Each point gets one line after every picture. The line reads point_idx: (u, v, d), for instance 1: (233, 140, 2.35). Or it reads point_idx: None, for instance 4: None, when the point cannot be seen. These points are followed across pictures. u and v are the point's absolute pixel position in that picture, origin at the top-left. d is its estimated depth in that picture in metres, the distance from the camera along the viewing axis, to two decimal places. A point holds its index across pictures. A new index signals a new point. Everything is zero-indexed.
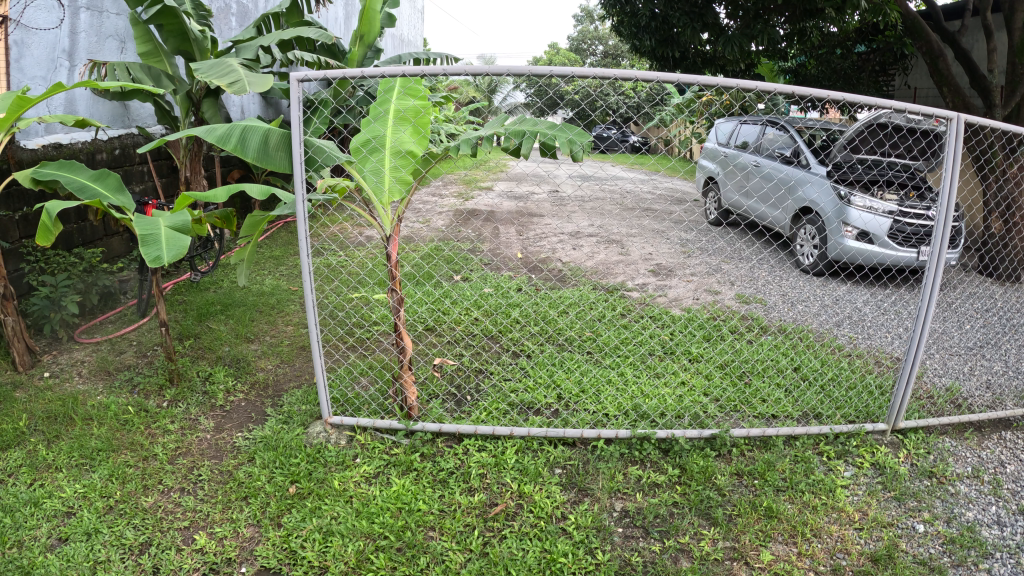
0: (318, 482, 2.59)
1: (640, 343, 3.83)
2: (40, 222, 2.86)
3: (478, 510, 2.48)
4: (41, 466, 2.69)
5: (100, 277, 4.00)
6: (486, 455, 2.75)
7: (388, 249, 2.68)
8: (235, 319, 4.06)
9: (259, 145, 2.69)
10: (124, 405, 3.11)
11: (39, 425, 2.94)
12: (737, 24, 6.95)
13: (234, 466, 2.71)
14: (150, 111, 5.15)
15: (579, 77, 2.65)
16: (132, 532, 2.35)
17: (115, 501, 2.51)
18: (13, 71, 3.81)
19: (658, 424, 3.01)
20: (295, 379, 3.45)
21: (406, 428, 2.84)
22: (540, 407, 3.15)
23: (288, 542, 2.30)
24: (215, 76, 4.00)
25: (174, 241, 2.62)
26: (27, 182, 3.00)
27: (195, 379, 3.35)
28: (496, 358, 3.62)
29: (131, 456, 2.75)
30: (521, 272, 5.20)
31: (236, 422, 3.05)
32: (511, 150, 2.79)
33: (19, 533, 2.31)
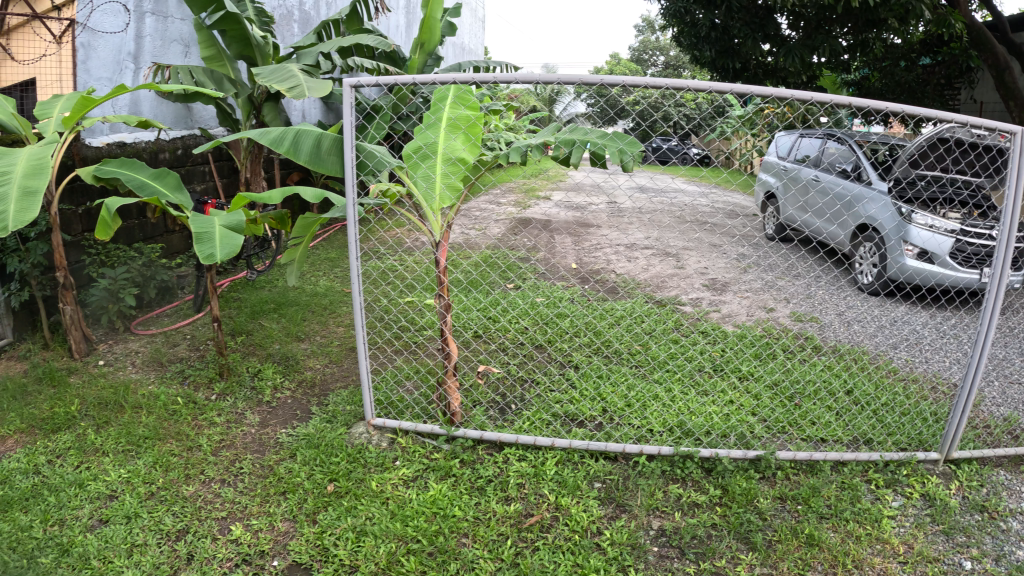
0: (356, 482, 2.58)
1: (689, 359, 3.76)
2: (99, 218, 2.86)
3: (513, 520, 2.44)
4: (90, 449, 2.76)
5: (159, 272, 4.01)
6: (526, 465, 2.71)
7: (437, 255, 2.65)
8: (287, 318, 4.10)
9: (311, 148, 2.69)
10: (174, 396, 3.16)
11: (90, 410, 3.01)
12: (798, 35, 6.85)
13: (276, 461, 2.72)
14: (213, 113, 5.26)
15: (636, 86, 2.64)
16: (171, 518, 2.40)
17: (158, 487, 2.55)
18: (80, 73, 4.11)
19: (702, 442, 2.93)
20: (342, 379, 3.44)
21: (447, 433, 2.82)
22: (583, 419, 3.09)
23: (321, 539, 2.31)
24: (275, 81, 4.03)
25: (228, 239, 2.63)
26: (89, 178, 3.05)
27: (244, 374, 3.38)
28: (543, 367, 3.59)
29: (177, 446, 2.79)
30: (573, 282, 5.16)
31: (281, 419, 3.06)
32: (562, 159, 2.74)
33: (63, 513, 2.40)
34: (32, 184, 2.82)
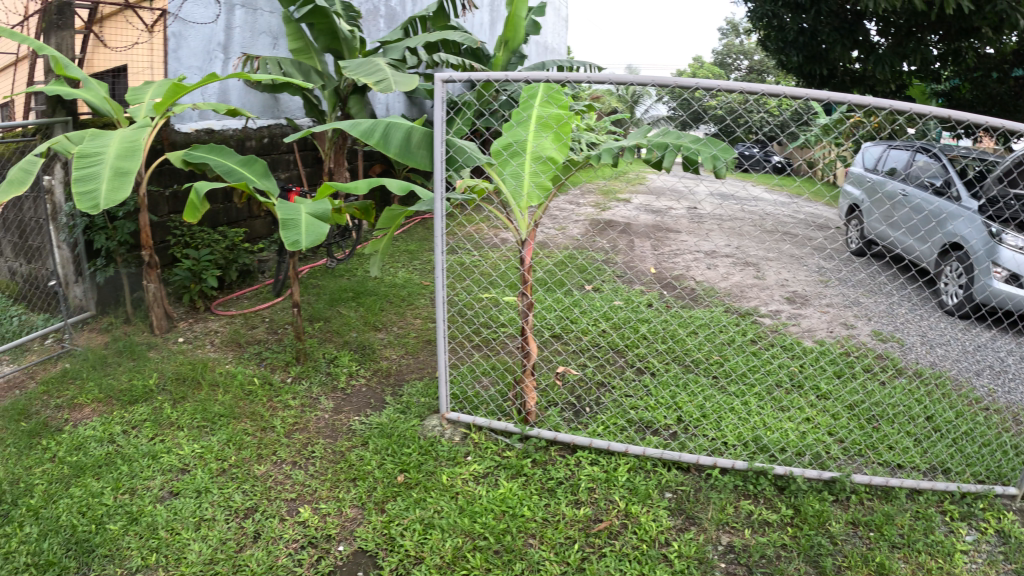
0: (427, 474, 2.57)
1: (768, 373, 3.66)
2: (188, 200, 2.94)
3: (581, 524, 2.39)
4: (165, 423, 2.86)
5: (241, 256, 4.09)
6: (597, 469, 2.67)
7: (522, 253, 2.69)
8: (365, 307, 4.12)
9: (401, 141, 2.68)
10: (250, 377, 3.22)
11: (168, 385, 3.12)
12: (888, 42, 6.59)
13: (347, 448, 2.73)
14: (299, 104, 5.31)
15: (729, 91, 2.65)
16: (240, 496, 2.45)
17: (229, 464, 2.62)
18: (171, 62, 4.21)
19: (776, 459, 2.85)
20: (418, 370, 3.42)
21: (521, 432, 2.79)
22: (658, 427, 3.03)
23: (388, 529, 2.30)
24: (362, 74, 4.05)
25: (313, 227, 2.64)
26: (179, 163, 3.11)
27: (320, 360, 3.41)
28: (620, 372, 3.54)
29: (251, 426, 2.85)
30: (651, 287, 5.09)
31: (355, 406, 3.07)
32: (653, 162, 2.68)
33: (135, 482, 2.51)
34: (124, 165, 2.88)
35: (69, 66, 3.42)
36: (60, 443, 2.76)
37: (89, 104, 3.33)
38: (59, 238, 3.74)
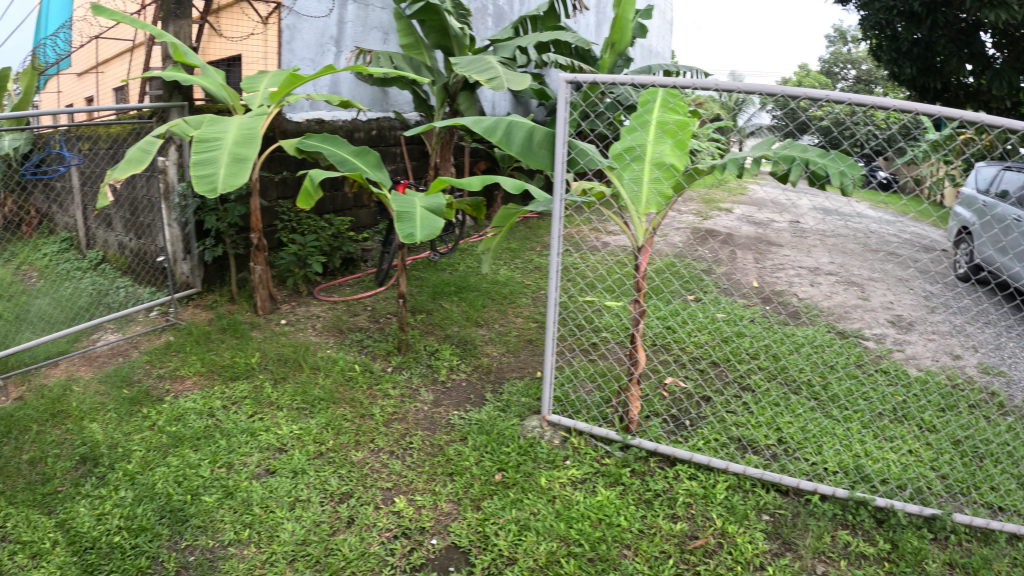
0: (525, 475, 2.60)
1: (871, 400, 3.55)
2: (303, 187, 3.01)
3: (677, 539, 2.36)
4: (265, 402, 3.03)
5: (345, 243, 4.34)
6: (696, 484, 2.62)
7: (638, 260, 2.72)
8: (468, 303, 4.18)
9: (523, 140, 2.72)
10: (352, 363, 3.38)
11: (269, 365, 3.34)
12: (1004, 55, 6.88)
13: (445, 442, 2.80)
14: (408, 98, 5.51)
15: (828, 98, 2.60)
16: (336, 480, 2.54)
17: (326, 448, 2.72)
18: (284, 53, 4.67)
19: (878, 490, 2.74)
20: (518, 370, 3.47)
21: (622, 441, 2.78)
22: (760, 447, 2.98)
23: (483, 527, 2.32)
24: (474, 72, 4.13)
25: (428, 220, 2.67)
26: (293, 152, 3.21)
27: (422, 352, 3.53)
28: (725, 387, 3.52)
29: (350, 412, 2.97)
30: (754, 301, 5.04)
31: (455, 400, 3.15)
32: (779, 175, 2.70)
33: (233, 457, 2.65)
34: (242, 152, 3.00)
35: (187, 53, 3.58)
36: (158, 412, 2.97)
37: (205, 90, 3.46)
38: (170, 218, 4.16)
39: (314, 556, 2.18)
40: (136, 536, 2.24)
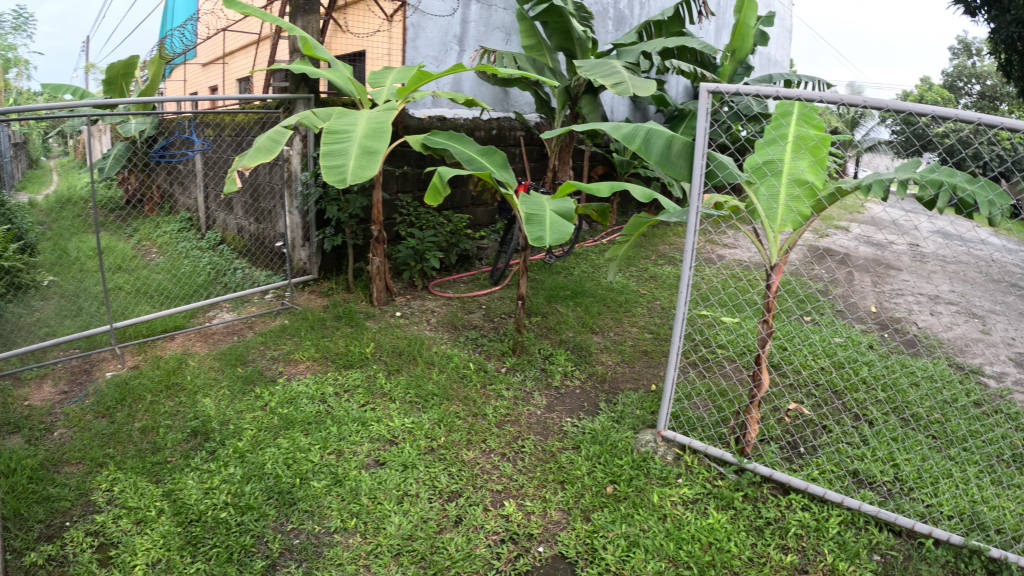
0: (636, 490, 3.64)
1: (993, 444, 4.03)
2: (433, 184, 4.69)
3: (788, 570, 3.06)
4: (375, 394, 4.77)
5: (460, 240, 7.25)
6: (810, 518, 3.36)
7: (771, 278, 3.67)
8: (584, 310, 6.48)
9: (662, 149, 3.99)
10: (468, 365, 5.24)
11: (382, 356, 5.32)
12: None
13: (557, 450, 4.12)
14: (528, 101, 8.50)
15: (963, 118, 2.86)
16: (445, 477, 3.80)
17: (436, 444, 4.14)
18: (409, 47, 7.12)
19: (996, 541, 3.18)
20: (632, 380, 5.27)
21: (739, 463, 3.75)
22: (879, 484, 3.66)
23: (591, 539, 3.26)
24: (605, 76, 5.74)
25: (556, 225, 4.15)
26: (418, 145, 5.02)
27: (534, 356, 5.47)
28: (839, 415, 4.34)
29: (463, 411, 4.56)
30: (876, 330, 5.88)
31: (571, 408, 4.75)
32: (924, 198, 3.38)
33: (341, 445, 4.11)
34: (370, 145, 4.40)
35: (314, 47, 5.27)
36: (270, 395, 4.76)
37: (334, 79, 5.24)
38: (294, 205, 6.88)
39: (418, 553, 3.20)
40: (240, 517, 3.48)
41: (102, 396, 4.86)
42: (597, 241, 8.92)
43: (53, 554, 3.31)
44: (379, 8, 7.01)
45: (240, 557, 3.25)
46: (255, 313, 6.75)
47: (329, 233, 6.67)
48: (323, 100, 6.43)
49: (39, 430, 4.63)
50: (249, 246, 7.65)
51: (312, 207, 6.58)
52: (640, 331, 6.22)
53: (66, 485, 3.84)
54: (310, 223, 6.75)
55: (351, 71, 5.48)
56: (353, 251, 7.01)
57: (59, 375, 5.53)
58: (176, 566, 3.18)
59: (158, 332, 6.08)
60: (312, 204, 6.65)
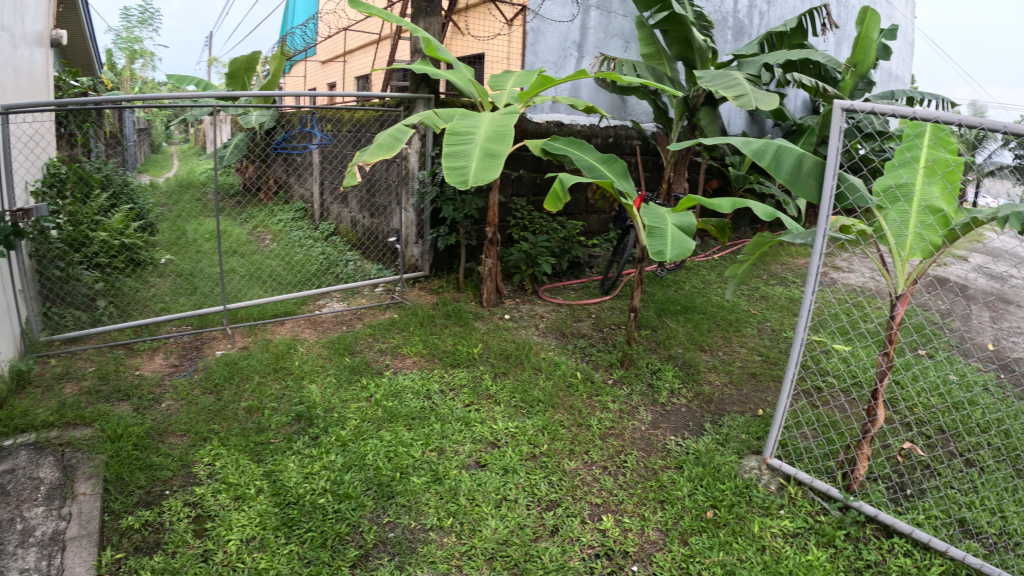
0: (735, 515, 4.07)
1: None
2: (558, 189, 5.61)
3: None
4: (483, 394, 5.43)
5: (572, 247, 7.35)
6: (910, 565, 3.63)
7: (897, 305, 3.95)
8: (695, 327, 6.49)
9: (792, 169, 4.48)
10: (576, 372, 5.78)
11: (497, 362, 5.92)
12: None
13: (661, 467, 4.59)
14: (645, 111, 8.55)
15: None
16: (546, 487, 4.33)
17: (540, 451, 4.72)
18: (529, 51, 7.50)
19: None
20: (736, 402, 5.40)
21: (843, 500, 4.06)
22: (985, 534, 3.84)
23: (687, 562, 3.69)
24: (724, 86, 5.63)
25: (678, 242, 5.02)
26: (545, 152, 6.07)
27: (643, 370, 5.78)
28: (950, 459, 4.50)
29: (569, 420, 5.10)
30: (992, 368, 5.94)
31: (675, 425, 5.11)
32: None
33: (447, 443, 4.76)
34: (495, 149, 5.36)
35: (440, 48, 5.72)
36: (375, 385, 5.51)
37: (459, 81, 5.95)
38: (411, 203, 7.32)
39: (512, 559, 3.70)
40: (338, 504, 4.09)
41: (211, 373, 5.55)
42: (709, 257, 8.82)
43: (150, 520, 3.97)
44: (501, 12, 7.40)
45: (333, 543, 3.81)
46: (363, 304, 7.21)
47: (443, 232, 7.10)
48: (443, 101, 6.67)
49: (148, 400, 5.13)
50: (362, 239, 8.08)
51: (428, 206, 7.05)
52: (750, 352, 6.18)
53: (169, 456, 4.53)
54: (425, 221, 7.22)
55: (475, 73, 6.07)
56: (465, 251, 7.34)
57: (170, 351, 5.91)
58: (270, 545, 3.77)
59: (268, 316, 6.63)
60: (427, 203, 7.10)
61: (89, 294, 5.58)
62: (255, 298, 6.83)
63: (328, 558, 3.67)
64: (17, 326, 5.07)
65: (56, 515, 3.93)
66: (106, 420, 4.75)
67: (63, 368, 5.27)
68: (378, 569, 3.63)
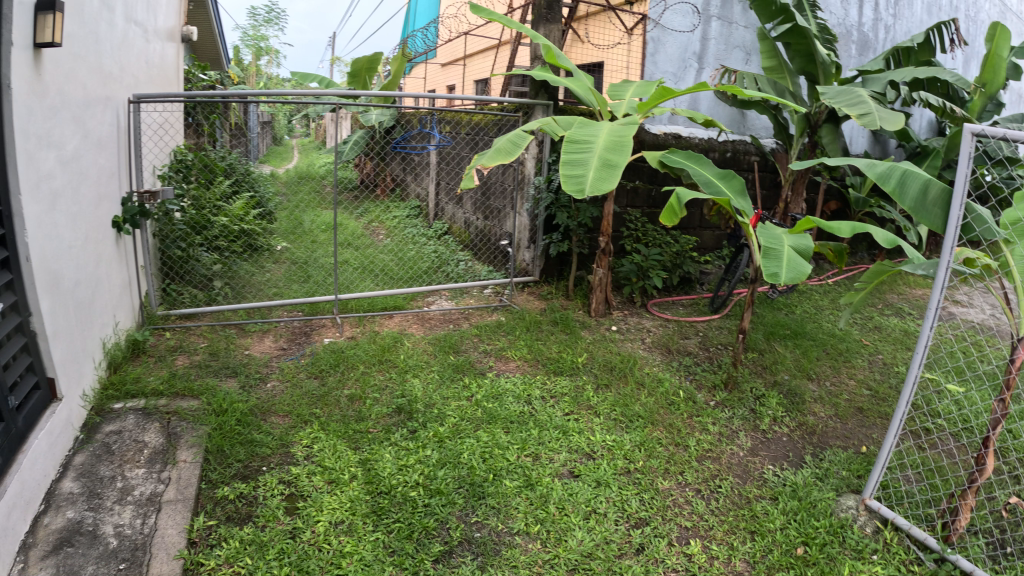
0: (827, 555, 3.82)
1: None
2: (671, 204, 5.20)
3: None
4: (582, 404, 5.36)
5: (684, 262, 7.14)
6: None
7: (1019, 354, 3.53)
8: (803, 353, 6.18)
9: (917, 196, 3.95)
10: (679, 392, 5.53)
11: (602, 373, 5.80)
12: None
13: (756, 497, 4.35)
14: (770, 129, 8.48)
15: None
16: (636, 504, 4.22)
17: (634, 467, 4.59)
18: (648, 62, 8.03)
19: None
20: (839, 436, 5.08)
21: (938, 552, 3.75)
22: None
23: None
24: (846, 103, 5.67)
25: (792, 264, 4.45)
26: (657, 162, 5.65)
27: (749, 395, 5.45)
28: None
29: (667, 439, 4.92)
30: None
31: (776, 455, 4.81)
32: None
33: (543, 449, 4.73)
34: (612, 161, 5.19)
35: (559, 55, 5.56)
36: (477, 385, 5.55)
37: (578, 90, 5.78)
38: (524, 208, 7.33)
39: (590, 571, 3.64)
40: (429, 498, 4.13)
41: (318, 359, 5.77)
42: (822, 280, 8.42)
43: (244, 492, 4.13)
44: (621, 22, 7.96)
45: (419, 536, 3.85)
46: (472, 304, 7.28)
47: (556, 239, 7.06)
48: (561, 108, 6.65)
49: (254, 378, 5.42)
50: (474, 240, 8.33)
51: (542, 212, 7.02)
52: (859, 386, 5.80)
53: (270, 434, 4.72)
54: (538, 227, 7.20)
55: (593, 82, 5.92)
56: (576, 259, 7.26)
57: (279, 334, 6.21)
58: (357, 531, 3.85)
59: (377, 309, 6.81)
60: (542, 210, 7.03)
61: (206, 275, 6.32)
62: (365, 289, 7.06)
63: (412, 549, 3.72)
64: (138, 299, 5.75)
65: (155, 477, 4.13)
66: (212, 394, 5.03)
67: (177, 342, 5.74)
68: (460, 567, 3.65)
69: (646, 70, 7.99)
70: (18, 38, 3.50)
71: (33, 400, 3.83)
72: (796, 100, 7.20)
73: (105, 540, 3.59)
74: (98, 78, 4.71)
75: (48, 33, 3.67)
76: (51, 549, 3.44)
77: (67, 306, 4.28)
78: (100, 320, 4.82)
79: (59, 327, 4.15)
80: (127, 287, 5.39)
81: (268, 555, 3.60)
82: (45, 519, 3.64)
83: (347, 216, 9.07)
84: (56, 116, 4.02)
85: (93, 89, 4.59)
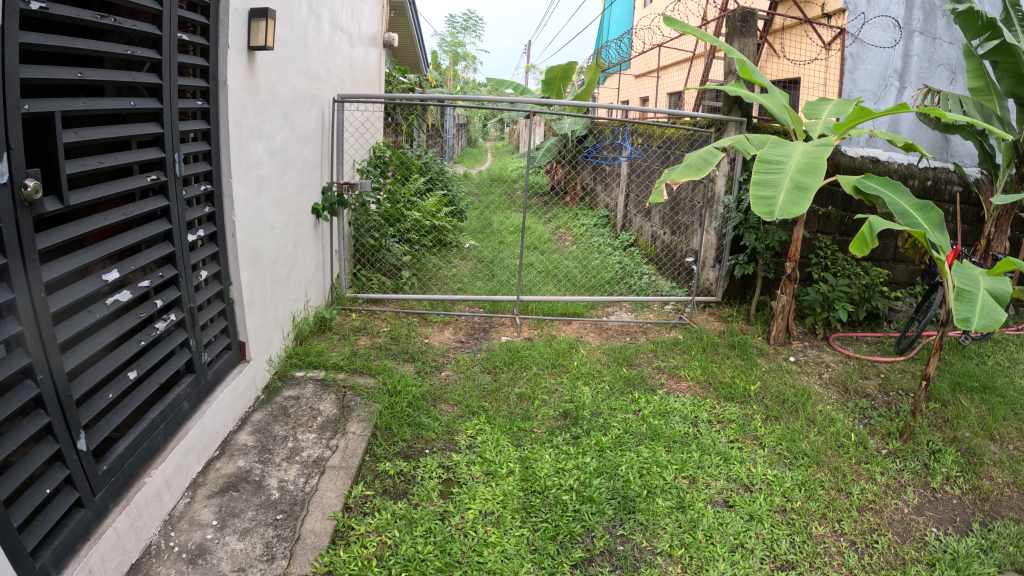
0: None
1: None
2: (863, 233, 4.58)
3: None
4: (749, 433, 5.14)
5: (873, 297, 6.65)
6: None
7: None
8: (991, 409, 5.55)
9: None
10: (850, 434, 5.13)
11: (775, 405, 5.50)
12: None
13: (911, 558, 3.95)
14: (970, 153, 8.26)
15: None
16: (786, 545, 3.96)
17: (792, 507, 4.31)
18: (846, 78, 8.48)
19: None
20: (1012, 505, 4.52)
21: None
22: None
23: None
24: None
25: (990, 311, 3.84)
26: (848, 189, 5.10)
27: (923, 447, 5.00)
28: None
29: (830, 482, 4.58)
30: None
31: (941, 518, 4.34)
32: None
33: (701, 473, 4.59)
34: (801, 182, 4.83)
35: (753, 70, 5.33)
36: (647, 401, 5.48)
37: (773, 108, 5.53)
38: (712, 225, 7.16)
39: None
40: (579, 505, 4.16)
41: (492, 355, 6.01)
42: (1021, 329, 7.56)
43: (404, 470, 4.39)
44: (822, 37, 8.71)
45: (564, 539, 3.88)
46: (651, 319, 7.21)
47: (742, 260, 6.86)
48: (754, 125, 6.45)
49: (430, 365, 5.75)
50: (661, 254, 8.29)
51: (730, 231, 6.83)
52: None
53: (437, 420, 4.99)
54: (725, 246, 7.02)
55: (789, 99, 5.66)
56: (761, 282, 6.97)
57: (459, 327, 6.55)
58: (504, 524, 3.94)
59: (556, 313, 6.95)
60: (730, 229, 6.88)
61: (395, 264, 7.03)
62: (549, 294, 7.21)
63: (553, 550, 3.75)
64: (329, 281, 6.44)
65: (324, 442, 4.51)
66: (388, 374, 5.43)
67: (361, 324, 6.27)
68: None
69: (845, 85, 8.41)
70: (236, 40, 4.13)
71: (223, 358, 4.37)
72: (1003, 126, 6.51)
73: (268, 491, 3.96)
74: (305, 79, 5.39)
75: (260, 37, 4.29)
76: (218, 491, 3.89)
77: (264, 279, 4.89)
78: (290, 296, 5.45)
79: (254, 297, 4.73)
80: (318, 269, 6.06)
81: (415, 531, 3.79)
82: (218, 464, 4.13)
83: (536, 221, 9.45)
84: (267, 111, 4.67)
85: (301, 88, 5.28)
